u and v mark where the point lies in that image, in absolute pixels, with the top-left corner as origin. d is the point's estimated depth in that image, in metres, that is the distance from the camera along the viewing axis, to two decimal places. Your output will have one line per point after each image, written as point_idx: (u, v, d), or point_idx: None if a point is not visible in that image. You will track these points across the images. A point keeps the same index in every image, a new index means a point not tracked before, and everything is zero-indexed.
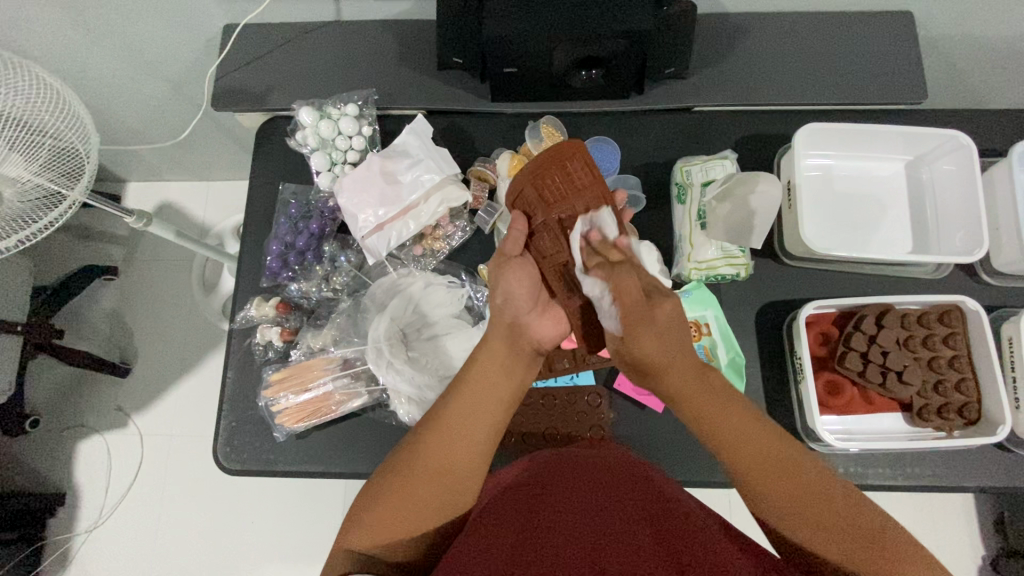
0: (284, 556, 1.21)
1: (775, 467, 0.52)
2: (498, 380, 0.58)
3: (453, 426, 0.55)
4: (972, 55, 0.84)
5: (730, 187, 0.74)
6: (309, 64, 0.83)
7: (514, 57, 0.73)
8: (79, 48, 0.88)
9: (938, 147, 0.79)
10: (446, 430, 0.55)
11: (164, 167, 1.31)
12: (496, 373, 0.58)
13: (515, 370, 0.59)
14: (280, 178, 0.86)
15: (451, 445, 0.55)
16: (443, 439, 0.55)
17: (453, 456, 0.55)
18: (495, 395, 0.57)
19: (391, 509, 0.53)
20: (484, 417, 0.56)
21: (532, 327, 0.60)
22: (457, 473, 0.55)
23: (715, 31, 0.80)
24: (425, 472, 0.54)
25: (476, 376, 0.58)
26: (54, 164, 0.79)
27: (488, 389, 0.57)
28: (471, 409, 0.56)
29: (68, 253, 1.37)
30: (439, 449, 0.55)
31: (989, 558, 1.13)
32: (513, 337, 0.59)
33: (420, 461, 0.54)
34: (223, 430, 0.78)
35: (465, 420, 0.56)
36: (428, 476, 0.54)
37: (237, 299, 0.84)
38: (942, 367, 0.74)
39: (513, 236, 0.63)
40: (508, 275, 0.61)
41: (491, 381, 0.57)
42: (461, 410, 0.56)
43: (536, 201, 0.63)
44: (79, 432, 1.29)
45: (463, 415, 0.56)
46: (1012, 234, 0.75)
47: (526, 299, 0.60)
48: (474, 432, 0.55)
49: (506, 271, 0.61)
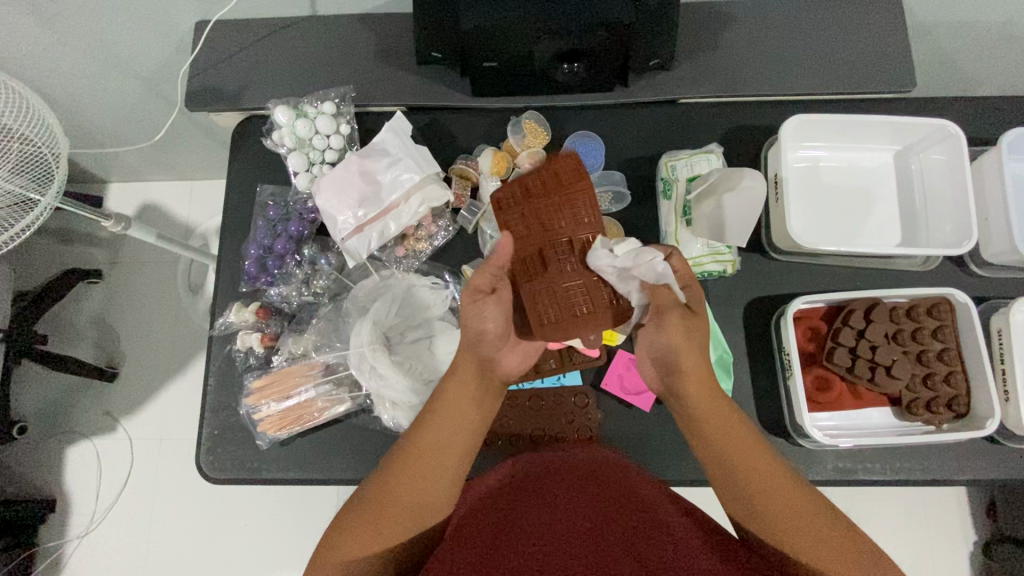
0: (278, 558, 1.20)
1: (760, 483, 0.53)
2: (468, 407, 0.57)
3: (424, 455, 0.55)
4: (962, 41, 0.82)
5: (714, 186, 0.71)
6: (284, 61, 0.81)
7: (494, 51, 0.71)
8: (46, 49, 0.85)
9: (926, 137, 0.77)
10: (420, 459, 0.55)
11: (144, 167, 1.29)
12: (465, 399, 0.57)
13: (484, 397, 0.58)
14: (258, 180, 0.84)
15: (427, 472, 0.54)
16: (412, 467, 0.54)
17: (431, 483, 0.54)
18: (464, 425, 0.56)
19: (365, 537, 0.52)
20: (453, 446, 0.56)
21: (504, 360, 0.60)
22: (429, 499, 0.54)
23: (699, 22, 0.78)
24: (395, 502, 0.53)
25: (447, 404, 0.57)
26: (23, 169, 0.76)
27: (461, 420, 0.56)
28: (441, 440, 0.56)
29: (50, 257, 1.35)
30: (410, 477, 0.54)
31: (980, 545, 1.13)
32: (481, 370, 0.58)
33: (390, 489, 0.54)
34: (205, 439, 0.77)
35: (439, 449, 0.55)
36: (400, 505, 0.53)
37: (216, 304, 0.82)
38: (931, 360, 0.73)
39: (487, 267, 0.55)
40: (484, 311, 0.55)
41: (460, 407, 0.57)
42: (434, 438, 0.55)
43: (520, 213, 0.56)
44: (69, 437, 1.27)
45: (433, 443, 0.55)
46: (1002, 225, 0.74)
47: (497, 335, 0.56)
48: (446, 461, 0.55)
49: (480, 309, 0.55)
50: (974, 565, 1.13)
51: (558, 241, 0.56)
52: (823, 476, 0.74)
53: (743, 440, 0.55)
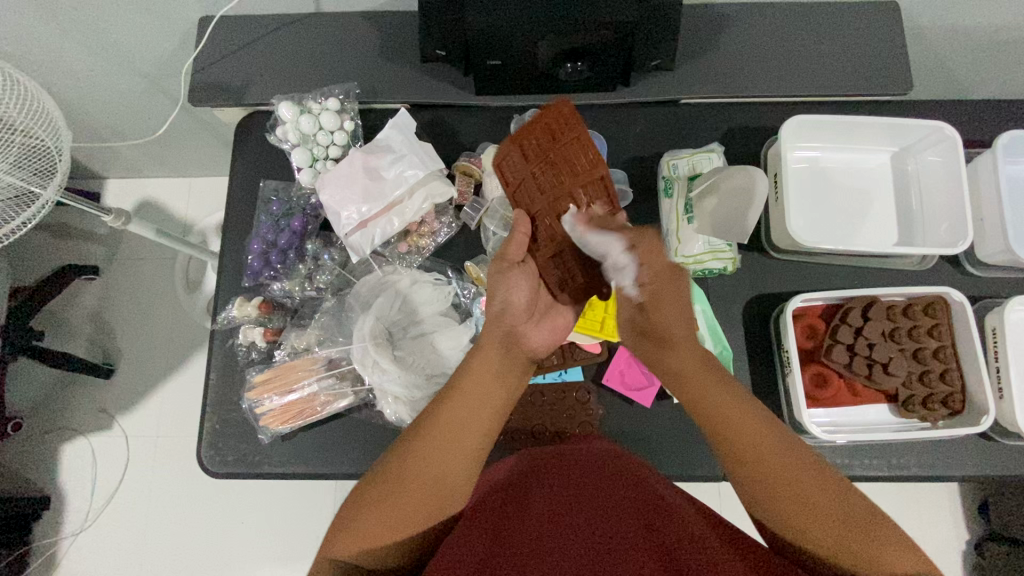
0: (275, 556, 1.20)
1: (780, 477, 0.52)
2: (491, 384, 0.59)
3: (446, 430, 0.56)
4: (958, 45, 0.84)
5: (716, 181, 0.73)
6: (289, 58, 0.81)
7: (498, 50, 0.72)
8: (49, 43, 0.85)
9: (924, 138, 0.78)
10: (440, 433, 0.56)
11: (143, 162, 1.28)
12: (488, 374, 0.59)
13: (505, 373, 0.61)
14: (261, 175, 0.85)
15: (448, 446, 0.56)
16: (434, 440, 0.55)
17: (451, 456, 0.55)
18: (488, 402, 0.59)
19: (381, 513, 0.52)
20: (478, 421, 0.57)
21: (529, 334, 0.63)
22: (451, 478, 0.55)
23: (700, 23, 0.79)
24: (417, 480, 0.54)
25: (468, 379, 0.59)
26: (25, 162, 0.76)
27: (482, 391, 0.58)
28: (466, 415, 0.57)
29: (47, 252, 1.34)
30: (433, 452, 0.55)
31: (972, 543, 1.15)
32: (507, 344, 0.61)
33: (411, 467, 0.54)
34: (207, 432, 0.77)
35: (459, 421, 0.57)
36: (422, 483, 0.54)
37: (218, 299, 0.82)
38: (926, 358, 0.74)
39: (516, 239, 0.62)
40: (507, 282, 0.61)
41: (484, 383, 0.59)
42: (455, 413, 0.57)
43: (524, 177, 0.61)
44: (65, 434, 1.27)
45: (457, 417, 0.57)
46: (996, 225, 0.76)
47: (521, 306, 0.62)
48: (465, 435, 0.57)
49: (507, 277, 0.61)
50: (966, 563, 1.14)
51: (561, 198, 0.60)
52: None
53: (755, 430, 0.55)
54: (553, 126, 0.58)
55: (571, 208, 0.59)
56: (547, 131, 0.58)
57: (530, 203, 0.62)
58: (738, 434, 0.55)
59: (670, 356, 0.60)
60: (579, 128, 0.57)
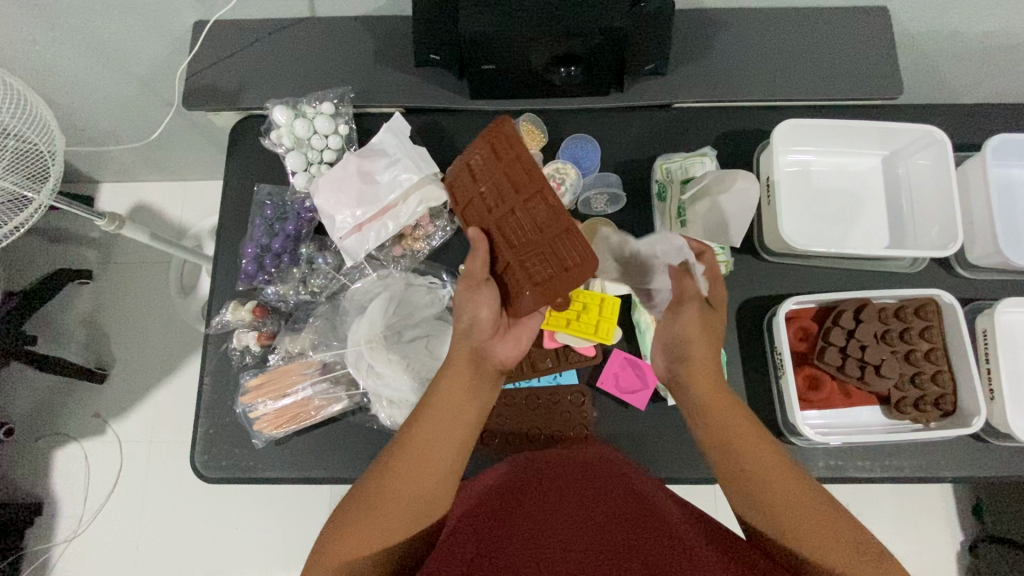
0: (270, 561, 1.19)
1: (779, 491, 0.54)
2: (464, 400, 0.58)
3: (420, 449, 0.56)
4: (946, 50, 0.85)
5: (707, 187, 0.74)
6: (283, 62, 0.81)
7: (492, 54, 0.72)
8: (42, 47, 0.85)
9: (913, 142, 0.79)
10: (415, 453, 0.55)
11: (137, 166, 1.28)
12: (459, 393, 0.58)
13: (478, 392, 0.60)
14: (255, 179, 0.85)
15: (423, 466, 0.55)
16: (410, 461, 0.55)
17: (426, 477, 0.55)
18: (458, 419, 0.58)
19: (362, 533, 0.52)
20: (448, 442, 0.57)
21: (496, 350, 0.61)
22: (428, 497, 0.55)
23: (692, 28, 0.80)
24: (396, 498, 0.54)
25: (442, 399, 0.58)
26: (17, 166, 0.75)
27: (455, 410, 0.58)
28: (436, 434, 0.56)
29: (40, 257, 1.34)
30: (410, 471, 0.55)
31: (967, 544, 1.15)
32: (476, 362, 0.60)
33: (389, 485, 0.54)
34: (200, 437, 0.77)
35: (433, 442, 0.56)
36: (402, 501, 0.54)
37: (212, 303, 0.82)
38: (919, 360, 0.74)
39: (477, 257, 0.59)
40: (476, 301, 0.60)
41: (453, 400, 0.58)
42: (427, 434, 0.56)
43: (474, 197, 0.59)
44: (57, 440, 1.26)
45: (429, 438, 0.56)
46: (987, 228, 0.77)
47: (489, 325, 0.60)
48: (440, 454, 0.56)
49: (472, 295, 0.60)
50: (960, 564, 1.15)
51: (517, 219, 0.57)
52: (815, 473, 0.75)
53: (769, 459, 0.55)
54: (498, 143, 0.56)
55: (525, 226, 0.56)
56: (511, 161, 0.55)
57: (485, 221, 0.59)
58: (743, 450, 0.56)
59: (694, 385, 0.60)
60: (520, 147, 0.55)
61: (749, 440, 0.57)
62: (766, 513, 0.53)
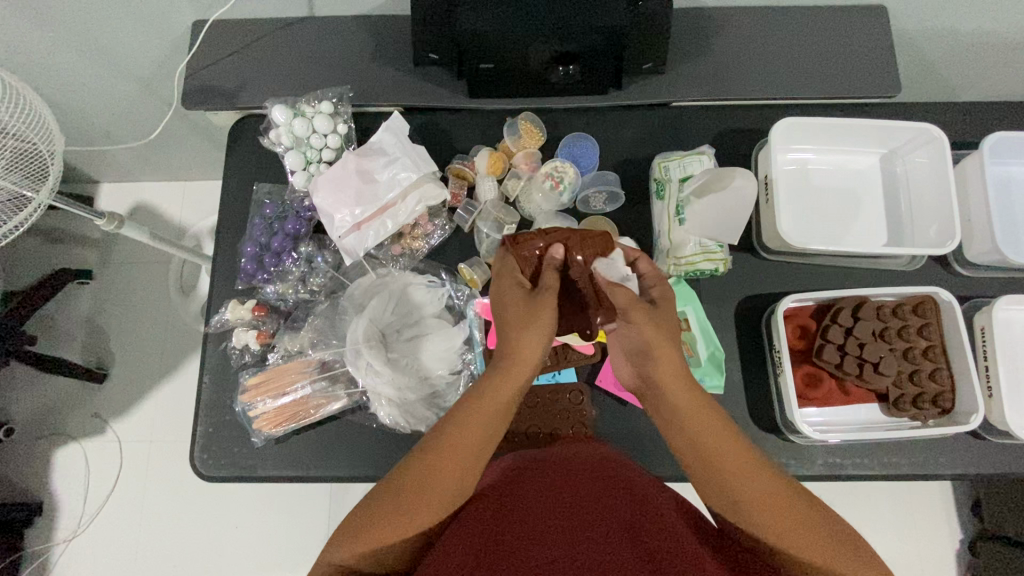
0: (270, 561, 1.19)
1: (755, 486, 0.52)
2: (507, 406, 0.57)
3: (461, 453, 0.55)
4: (944, 49, 0.85)
5: (707, 183, 0.73)
6: (283, 62, 0.81)
7: (491, 52, 0.72)
8: (41, 47, 0.85)
9: (911, 140, 0.79)
10: (454, 456, 0.55)
11: (137, 166, 1.28)
12: (504, 400, 0.57)
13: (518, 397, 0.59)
14: (255, 179, 0.85)
15: (460, 472, 0.55)
16: (448, 462, 0.54)
17: (461, 481, 0.55)
18: (500, 423, 0.57)
19: (387, 527, 0.52)
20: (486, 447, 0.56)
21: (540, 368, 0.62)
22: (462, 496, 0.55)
23: (690, 27, 0.80)
24: (433, 500, 0.53)
25: (486, 405, 0.56)
26: (16, 166, 0.76)
27: (498, 417, 0.56)
28: (479, 438, 0.55)
29: (40, 257, 1.34)
30: (445, 475, 0.54)
31: (966, 542, 1.15)
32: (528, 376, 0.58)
33: (427, 483, 0.54)
34: (199, 436, 0.77)
35: (474, 446, 0.55)
36: (439, 499, 0.54)
37: (212, 301, 0.82)
38: (917, 357, 0.75)
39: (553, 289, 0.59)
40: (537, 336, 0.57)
41: (497, 406, 0.56)
42: (469, 438, 0.55)
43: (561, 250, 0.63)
44: (57, 439, 1.26)
45: (470, 442, 0.55)
46: (984, 226, 0.77)
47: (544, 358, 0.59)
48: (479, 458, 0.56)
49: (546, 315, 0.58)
50: (959, 562, 1.15)
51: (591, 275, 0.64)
52: (813, 470, 0.75)
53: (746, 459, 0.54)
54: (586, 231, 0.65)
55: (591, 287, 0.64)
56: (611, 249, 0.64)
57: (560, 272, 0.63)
58: (714, 446, 0.54)
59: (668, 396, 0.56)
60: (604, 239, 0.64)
61: (722, 434, 0.54)
62: (738, 507, 0.52)
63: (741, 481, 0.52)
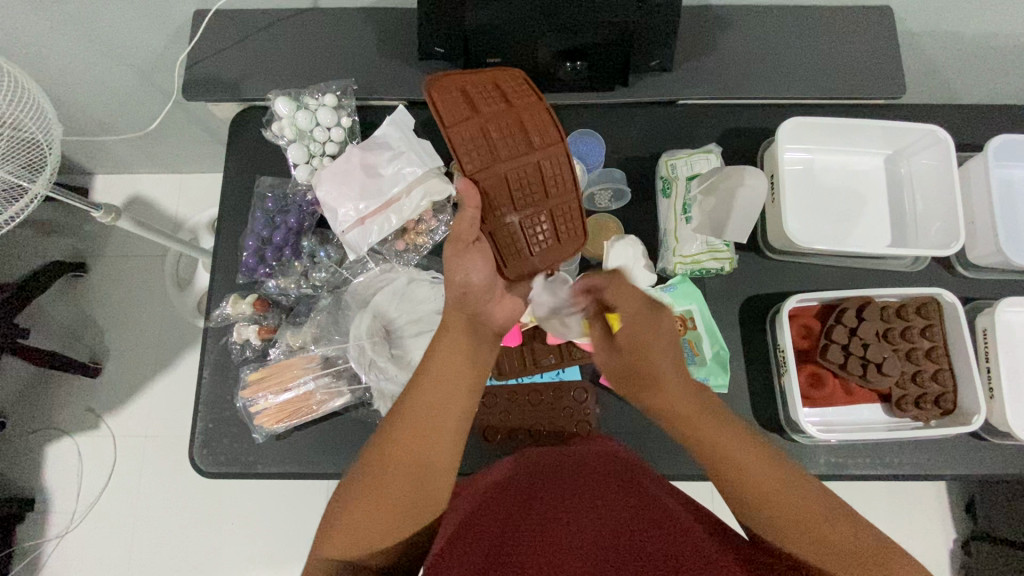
0: (265, 558, 1.19)
1: (769, 479, 0.52)
2: (463, 364, 0.57)
3: (422, 416, 0.54)
4: (948, 52, 0.85)
5: (715, 182, 0.73)
6: (286, 53, 0.80)
7: (497, 46, 0.72)
8: (38, 35, 0.84)
9: (917, 142, 0.79)
10: (418, 417, 0.54)
11: (133, 158, 1.27)
12: (460, 355, 0.57)
13: (478, 352, 0.58)
14: (257, 172, 0.84)
15: (425, 432, 0.54)
16: (412, 430, 0.54)
17: (429, 445, 0.54)
18: (461, 384, 0.56)
19: (367, 511, 0.51)
20: (451, 405, 0.55)
21: (491, 312, 0.60)
22: (435, 470, 0.54)
23: (698, 25, 0.79)
24: (401, 471, 0.52)
25: (441, 365, 0.56)
26: (13, 155, 0.74)
27: (455, 375, 0.56)
28: (438, 401, 0.55)
29: (34, 249, 1.32)
30: (413, 441, 0.53)
31: (959, 541, 1.16)
32: (472, 325, 0.59)
33: (396, 453, 0.53)
34: (199, 432, 0.76)
35: (436, 405, 0.55)
36: (411, 468, 0.53)
37: (212, 295, 0.81)
38: (919, 358, 0.75)
39: (468, 216, 0.58)
40: (468, 264, 0.58)
41: (453, 367, 0.56)
42: (428, 399, 0.55)
43: (478, 140, 0.58)
44: (48, 434, 1.24)
45: (430, 409, 0.55)
46: (987, 227, 0.77)
47: (483, 287, 0.59)
48: (445, 418, 0.55)
49: (463, 258, 0.58)
50: (953, 561, 1.16)
51: (515, 167, 0.59)
52: (816, 470, 0.75)
53: (758, 460, 0.53)
54: (484, 186, 0.59)
55: (477, 136, 0.58)
56: (494, 85, 0.62)
57: (483, 167, 0.58)
58: (727, 451, 0.54)
59: (656, 395, 0.56)
60: (467, 163, 0.59)
61: (736, 441, 0.54)
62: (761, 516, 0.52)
63: (755, 478, 0.52)
